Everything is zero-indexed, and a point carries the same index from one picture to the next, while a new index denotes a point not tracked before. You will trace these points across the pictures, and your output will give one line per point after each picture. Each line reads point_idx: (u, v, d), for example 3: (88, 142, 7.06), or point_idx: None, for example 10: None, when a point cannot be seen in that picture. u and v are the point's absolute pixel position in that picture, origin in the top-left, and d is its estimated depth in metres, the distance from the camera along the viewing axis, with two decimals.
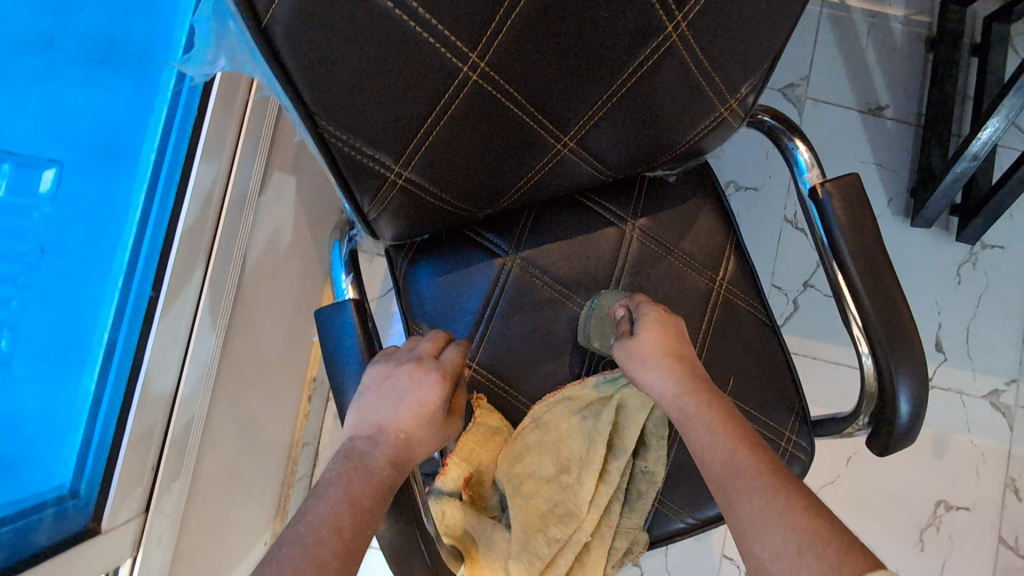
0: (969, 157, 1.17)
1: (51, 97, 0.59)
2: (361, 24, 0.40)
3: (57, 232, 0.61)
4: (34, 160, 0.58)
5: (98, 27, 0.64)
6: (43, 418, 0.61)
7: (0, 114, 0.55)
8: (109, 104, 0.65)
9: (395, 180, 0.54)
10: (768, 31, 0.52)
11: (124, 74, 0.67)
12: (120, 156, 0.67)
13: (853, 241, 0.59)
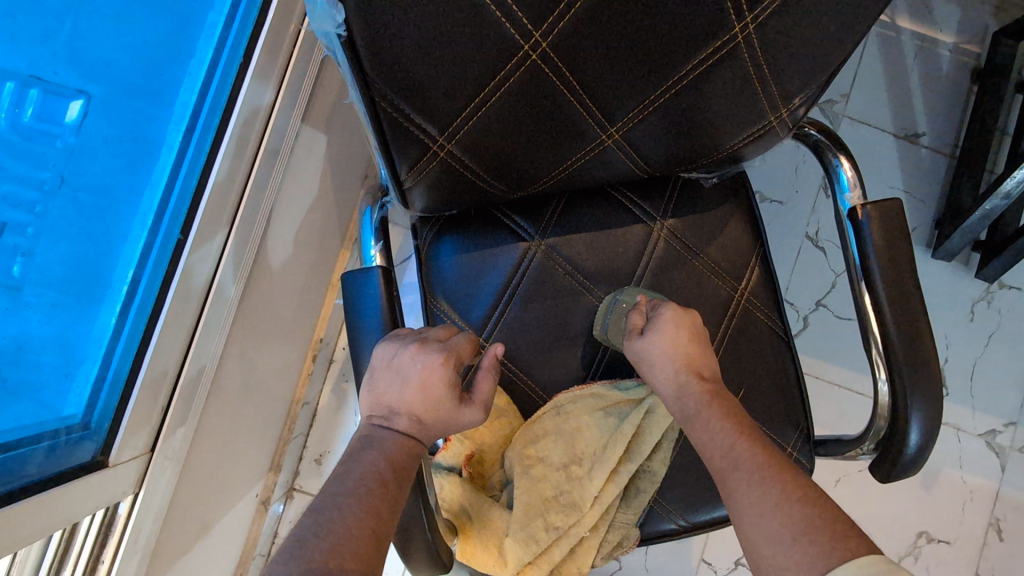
0: (1001, 195, 1.15)
1: (85, 27, 0.58)
2: None
3: (84, 159, 0.60)
4: (63, 89, 0.57)
5: None
6: (59, 348, 0.61)
7: (31, 36, 0.54)
8: (147, 41, 0.64)
9: (437, 152, 0.54)
10: (835, 45, 0.50)
11: (165, 12, 0.66)
12: (158, 95, 0.66)
13: (887, 266, 0.59)
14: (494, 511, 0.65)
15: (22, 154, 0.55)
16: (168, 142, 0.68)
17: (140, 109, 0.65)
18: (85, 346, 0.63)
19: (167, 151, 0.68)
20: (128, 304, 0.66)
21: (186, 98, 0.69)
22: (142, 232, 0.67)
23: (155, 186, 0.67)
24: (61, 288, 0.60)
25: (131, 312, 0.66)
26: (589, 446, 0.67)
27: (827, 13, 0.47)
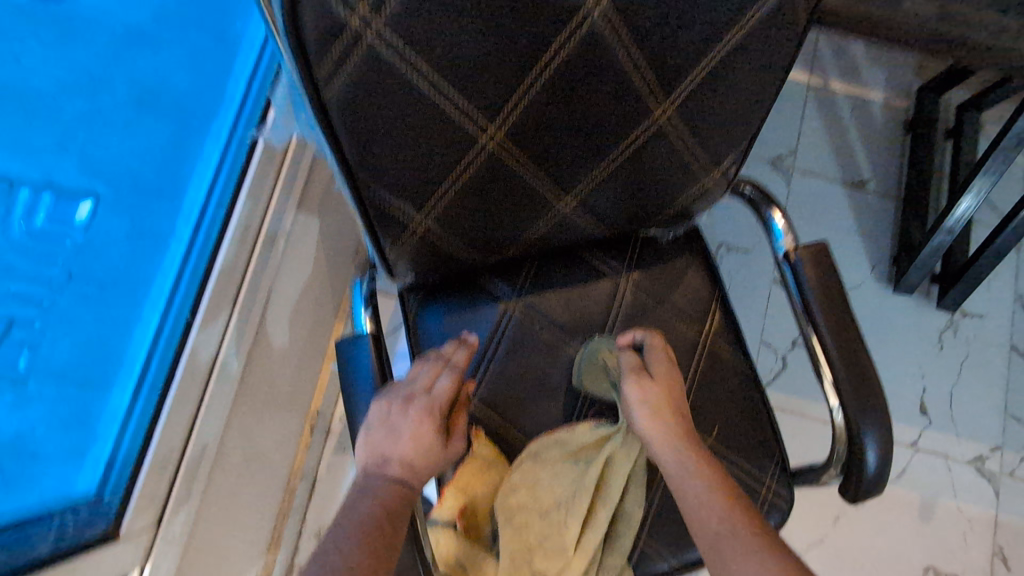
0: (946, 229, 1.27)
1: (93, 138, 0.68)
2: (402, 106, 0.48)
3: (92, 254, 0.68)
4: (72, 193, 0.66)
5: (143, 77, 0.72)
6: (77, 421, 0.67)
7: (46, 152, 0.65)
8: (151, 146, 0.74)
9: (415, 228, 0.62)
10: (745, 120, 0.60)
11: (165, 119, 0.75)
12: (162, 193, 0.75)
13: (823, 300, 0.66)
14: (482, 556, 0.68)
15: (29, 256, 0.63)
16: (179, 232, 0.76)
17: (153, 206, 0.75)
18: (101, 419, 0.69)
19: (179, 239, 0.76)
20: (144, 379, 0.71)
21: (196, 193, 0.78)
22: (158, 313, 0.73)
23: (168, 270, 0.75)
24: (67, 367, 0.65)
25: (145, 387, 0.71)
26: (553, 494, 0.69)
27: (735, 97, 0.56)
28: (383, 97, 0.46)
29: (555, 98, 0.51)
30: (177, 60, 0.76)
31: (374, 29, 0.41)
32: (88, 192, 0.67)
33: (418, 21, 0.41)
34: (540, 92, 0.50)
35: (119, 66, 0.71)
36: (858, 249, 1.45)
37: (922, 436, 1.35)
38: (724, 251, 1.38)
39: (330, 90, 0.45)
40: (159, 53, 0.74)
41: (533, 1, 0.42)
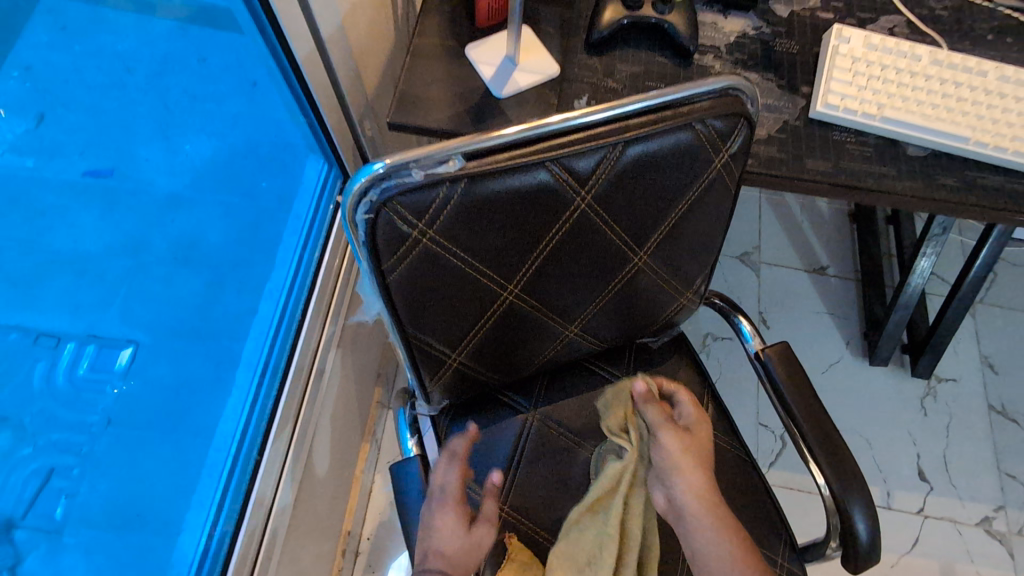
0: (902, 306, 1.44)
1: (135, 294, 0.97)
2: (443, 281, 0.63)
3: (140, 390, 0.97)
4: (116, 341, 0.95)
5: (179, 240, 1.03)
6: (163, 517, 0.93)
7: (99, 320, 0.93)
8: (183, 295, 1.03)
9: (452, 363, 0.75)
10: (704, 251, 0.74)
11: (195, 272, 1.06)
12: (196, 335, 1.05)
13: (795, 391, 0.79)
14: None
15: (83, 405, 0.90)
16: (240, 379, 1.02)
17: (189, 347, 1.04)
18: (185, 519, 0.93)
19: (242, 383, 1.02)
20: (220, 500, 0.92)
21: (254, 348, 1.04)
22: (229, 442, 0.97)
23: (235, 407, 1.00)
24: (133, 478, 0.92)
25: (223, 510, 0.90)
26: (583, 552, 0.71)
27: (694, 238, 0.71)
28: (429, 278, 0.62)
29: (555, 259, 0.66)
30: (212, 229, 1.08)
31: (428, 236, 0.57)
32: (128, 342, 0.96)
33: (456, 225, 0.57)
34: (544, 257, 0.65)
35: (158, 233, 1.00)
36: (831, 328, 1.60)
37: (927, 503, 1.41)
38: (711, 342, 1.52)
39: (390, 279, 0.61)
40: (193, 225, 1.05)
41: (537, 203, 0.58)
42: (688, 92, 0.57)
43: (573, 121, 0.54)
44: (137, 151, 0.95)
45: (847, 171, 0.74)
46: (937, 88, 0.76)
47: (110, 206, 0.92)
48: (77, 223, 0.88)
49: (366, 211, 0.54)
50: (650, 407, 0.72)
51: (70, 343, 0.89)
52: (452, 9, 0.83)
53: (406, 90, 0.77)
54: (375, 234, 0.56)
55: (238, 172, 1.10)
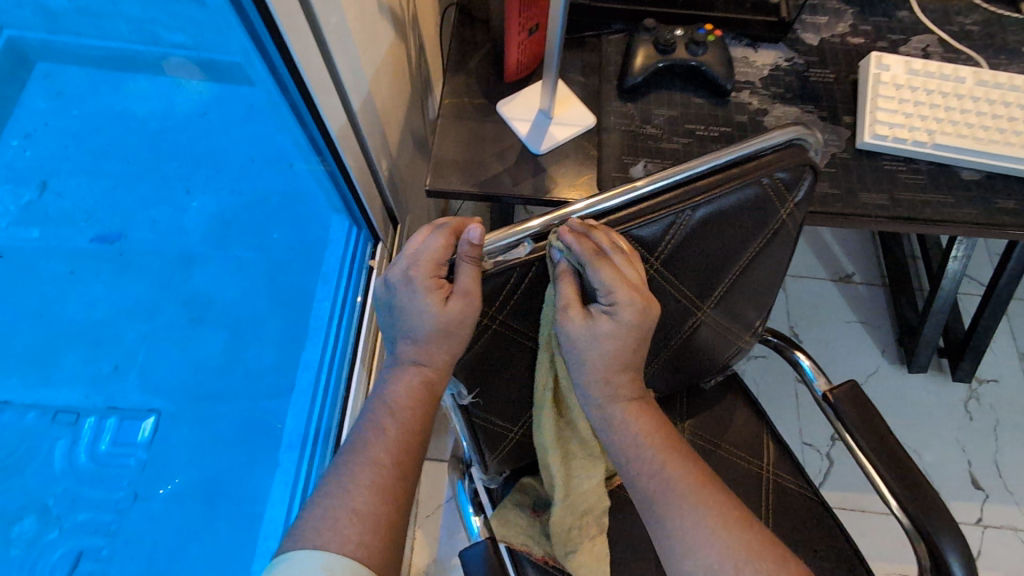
0: (937, 310, 1.41)
1: (152, 359, 0.98)
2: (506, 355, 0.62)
3: (164, 457, 1.00)
4: (136, 412, 0.97)
5: (195, 296, 1.03)
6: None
7: (123, 394, 0.95)
8: (202, 355, 1.05)
9: (514, 435, 0.71)
10: (767, 293, 0.70)
11: (213, 329, 1.06)
12: (218, 399, 1.06)
13: (868, 431, 0.75)
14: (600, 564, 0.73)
15: (107, 484, 0.94)
16: (285, 455, 1.10)
17: (213, 409, 1.06)
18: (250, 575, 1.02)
19: (290, 453, 1.10)
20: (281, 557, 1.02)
21: (297, 422, 1.12)
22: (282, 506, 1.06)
23: (284, 478, 1.09)
24: (174, 543, 0.99)
25: None
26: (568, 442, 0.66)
27: (757, 284, 0.68)
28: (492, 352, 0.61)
29: None
30: (226, 286, 1.07)
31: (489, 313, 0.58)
32: (150, 411, 0.99)
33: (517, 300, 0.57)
34: None
35: (174, 293, 1.00)
36: (864, 337, 1.57)
37: (984, 512, 1.37)
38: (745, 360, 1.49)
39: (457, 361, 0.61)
40: (209, 284, 1.05)
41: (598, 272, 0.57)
42: (751, 149, 0.55)
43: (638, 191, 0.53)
44: (144, 215, 0.95)
45: (904, 202, 0.72)
46: (986, 110, 0.74)
47: (121, 271, 0.93)
48: (89, 295, 0.90)
49: (388, 288, 0.57)
50: (569, 284, 0.54)
51: (89, 419, 0.91)
52: (477, 65, 0.81)
53: (440, 153, 0.75)
54: (394, 305, 0.57)
55: (249, 226, 1.08)
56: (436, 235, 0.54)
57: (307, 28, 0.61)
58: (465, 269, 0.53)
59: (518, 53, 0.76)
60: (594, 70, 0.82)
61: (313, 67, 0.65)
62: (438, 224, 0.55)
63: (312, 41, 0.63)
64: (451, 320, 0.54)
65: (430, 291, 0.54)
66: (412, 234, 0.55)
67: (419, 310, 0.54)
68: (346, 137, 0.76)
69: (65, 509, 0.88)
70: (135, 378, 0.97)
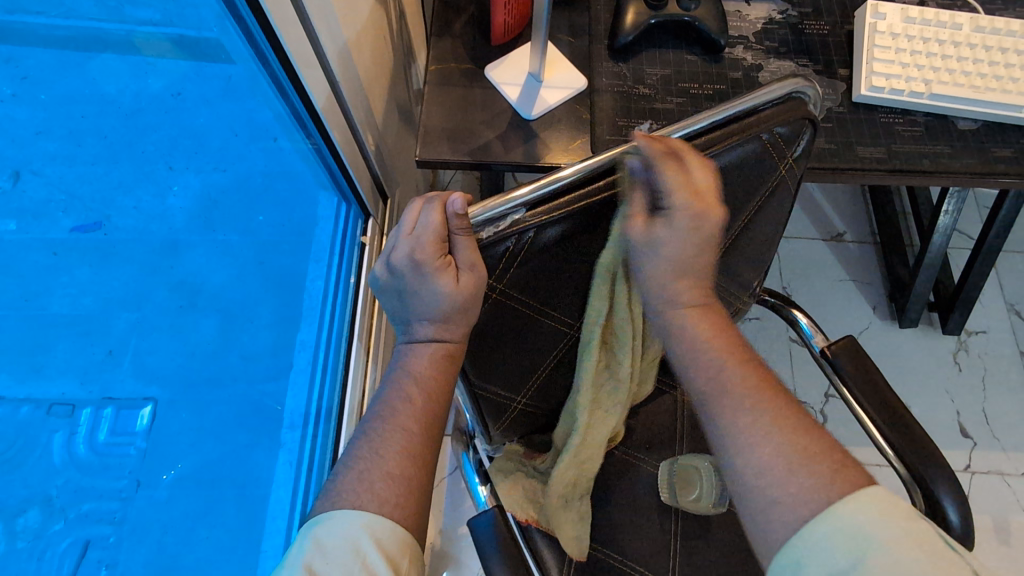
0: (928, 265, 1.42)
1: (145, 345, 0.97)
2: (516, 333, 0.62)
3: (164, 444, 1.00)
4: (132, 401, 0.96)
5: (185, 279, 1.01)
6: (234, 565, 1.02)
7: (120, 385, 0.94)
8: (197, 339, 1.03)
9: (517, 404, 0.71)
10: (762, 255, 0.70)
11: (206, 313, 1.04)
12: (214, 383, 1.06)
13: (865, 385, 0.76)
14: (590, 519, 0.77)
15: (109, 473, 0.93)
16: (287, 435, 1.11)
17: (209, 395, 1.05)
18: (260, 549, 1.05)
19: (291, 432, 1.11)
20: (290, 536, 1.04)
21: (297, 402, 1.12)
22: (289, 480, 1.09)
23: (286, 458, 1.10)
24: (179, 527, 0.99)
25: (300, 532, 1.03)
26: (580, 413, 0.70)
27: (754, 244, 0.67)
28: (498, 335, 0.61)
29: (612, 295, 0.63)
30: (214, 268, 1.05)
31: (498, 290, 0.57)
32: (146, 399, 0.97)
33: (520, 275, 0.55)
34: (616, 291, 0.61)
35: (162, 277, 0.99)
36: (856, 295, 1.58)
37: (973, 459, 1.41)
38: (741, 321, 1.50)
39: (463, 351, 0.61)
40: (196, 267, 1.03)
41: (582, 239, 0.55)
42: (749, 105, 0.54)
43: (638, 154, 0.52)
44: (124, 201, 0.93)
45: (901, 154, 0.71)
46: (983, 57, 0.73)
47: (105, 258, 0.92)
48: (75, 283, 0.88)
49: (394, 276, 0.54)
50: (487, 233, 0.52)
51: (86, 411, 0.90)
52: (462, 28, 0.78)
53: (429, 122, 0.73)
54: (404, 289, 0.55)
55: (234, 208, 1.06)
56: (428, 209, 0.52)
57: None
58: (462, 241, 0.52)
59: (505, 14, 0.73)
60: (584, 30, 0.79)
61: (292, 34, 0.61)
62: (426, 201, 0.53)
63: (289, 7, 0.60)
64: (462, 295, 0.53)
65: (440, 268, 0.52)
66: (403, 215, 0.54)
67: (431, 292, 0.53)
68: (330, 109, 0.73)
69: (70, 500, 0.87)
70: (127, 368, 0.95)
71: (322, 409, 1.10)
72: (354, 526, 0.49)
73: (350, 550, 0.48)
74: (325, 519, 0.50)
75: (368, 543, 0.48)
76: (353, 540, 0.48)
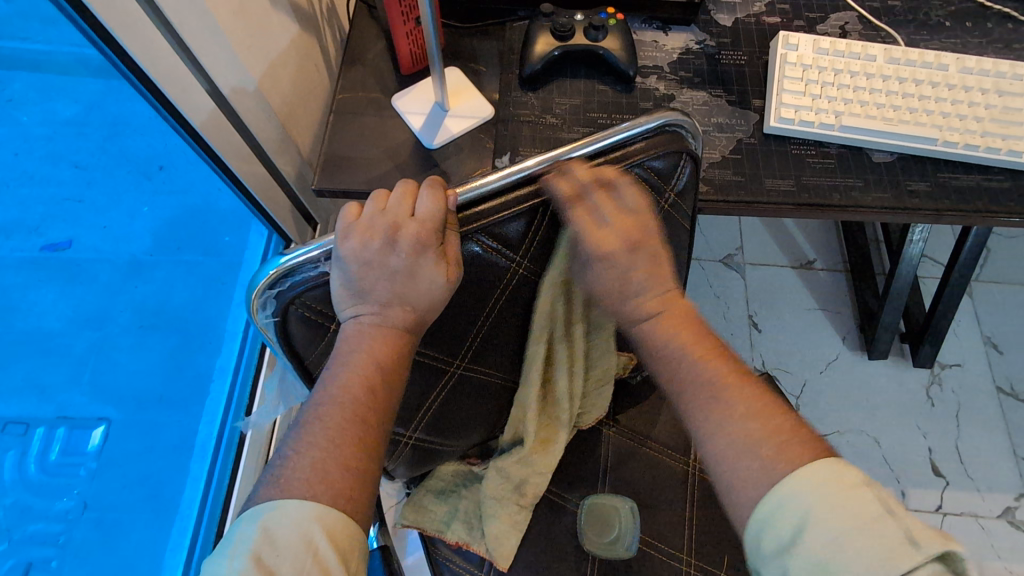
0: (895, 294, 1.36)
1: (100, 367, 1.12)
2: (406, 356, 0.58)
3: (107, 463, 1.08)
4: (86, 421, 1.09)
5: (143, 307, 1.16)
6: None
7: (76, 404, 1.09)
8: (141, 364, 1.14)
9: (406, 441, 0.67)
10: None
11: (159, 337, 1.16)
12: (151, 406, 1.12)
13: None
14: (506, 545, 0.73)
15: (60, 487, 1.05)
16: (196, 466, 1.07)
17: (164, 416, 1.12)
18: None
19: (199, 463, 1.06)
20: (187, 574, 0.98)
21: (209, 429, 1.09)
22: (190, 512, 1.03)
23: (193, 490, 1.04)
24: (99, 552, 1.03)
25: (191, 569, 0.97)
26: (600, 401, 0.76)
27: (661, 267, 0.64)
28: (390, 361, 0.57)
29: (492, 332, 0.59)
30: (161, 297, 1.16)
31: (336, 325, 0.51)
32: (99, 420, 1.09)
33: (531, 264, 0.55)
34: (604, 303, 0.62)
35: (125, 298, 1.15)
36: (825, 325, 1.52)
37: (945, 499, 1.33)
38: None
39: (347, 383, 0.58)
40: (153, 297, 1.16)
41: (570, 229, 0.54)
42: (626, 132, 0.51)
43: (530, 171, 0.49)
44: (96, 221, 1.15)
45: (811, 187, 0.69)
46: (897, 89, 0.71)
47: (70, 278, 1.14)
48: (41, 301, 1.11)
49: (309, 274, 0.47)
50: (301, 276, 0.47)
51: (41, 428, 1.06)
52: (374, 58, 0.78)
53: (328, 151, 0.72)
54: (309, 297, 0.48)
55: (189, 235, 1.17)
56: (397, 205, 0.48)
57: (155, 29, 0.59)
58: (429, 261, 0.48)
59: (409, 44, 0.73)
60: (496, 60, 0.79)
61: (160, 61, 0.60)
62: (394, 190, 0.49)
63: (157, 34, 0.59)
64: (313, 330, 0.50)
65: (387, 301, 0.49)
66: (343, 209, 0.48)
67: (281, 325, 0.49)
68: (230, 139, 0.73)
69: (17, 519, 1.01)
70: (83, 388, 1.10)
71: (222, 441, 1.05)
72: (304, 521, 0.43)
73: (300, 548, 0.42)
74: (266, 512, 0.44)
75: (323, 542, 0.43)
76: (303, 535, 0.43)
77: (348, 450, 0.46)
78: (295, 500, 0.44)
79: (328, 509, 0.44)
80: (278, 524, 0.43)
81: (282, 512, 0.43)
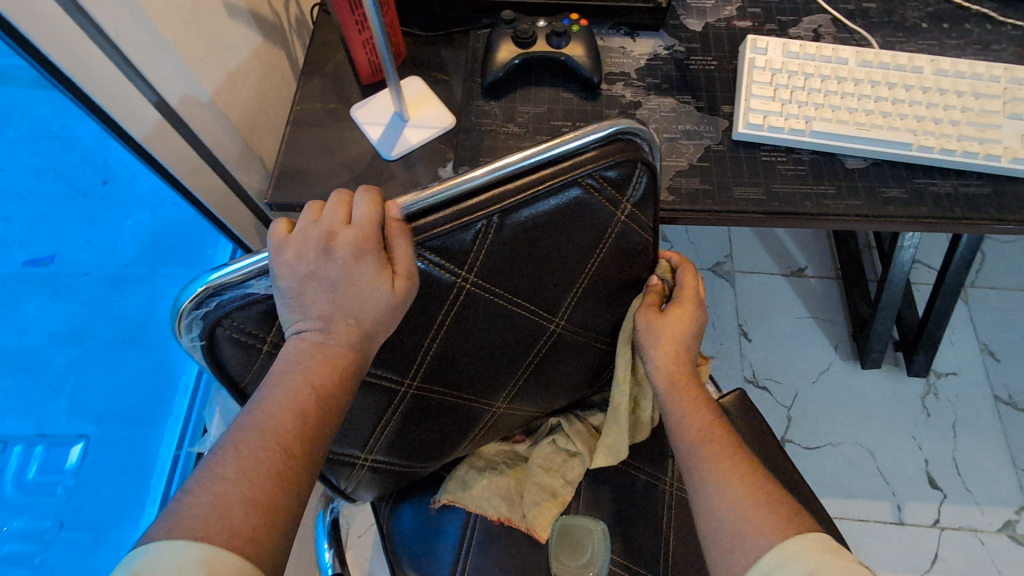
0: (886, 302, 1.32)
1: None
2: (413, 342, 0.55)
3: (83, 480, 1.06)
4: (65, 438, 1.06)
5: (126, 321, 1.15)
6: None
7: None
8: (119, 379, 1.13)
9: (360, 463, 0.64)
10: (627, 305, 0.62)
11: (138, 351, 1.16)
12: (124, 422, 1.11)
13: None
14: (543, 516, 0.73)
15: None
16: (157, 486, 1.05)
17: None
18: None
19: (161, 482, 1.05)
20: None
21: (172, 448, 1.07)
22: None
23: None
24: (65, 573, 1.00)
25: None
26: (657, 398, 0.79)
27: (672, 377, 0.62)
28: (403, 347, 0.55)
29: (446, 349, 0.57)
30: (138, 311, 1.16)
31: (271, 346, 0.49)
32: (78, 437, 1.07)
33: (489, 275, 0.52)
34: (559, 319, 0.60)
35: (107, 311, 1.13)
36: (816, 333, 1.49)
37: (942, 513, 1.29)
38: None
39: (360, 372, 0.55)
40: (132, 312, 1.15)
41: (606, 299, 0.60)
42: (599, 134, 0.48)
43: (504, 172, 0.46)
44: None
45: (781, 196, 0.66)
46: (870, 92, 0.69)
47: None
48: None
49: (236, 293, 0.45)
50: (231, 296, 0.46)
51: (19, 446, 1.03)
52: (335, 68, 0.77)
53: (284, 163, 0.70)
54: (238, 317, 0.46)
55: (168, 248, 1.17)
56: (331, 215, 0.46)
57: (89, 41, 0.57)
58: (365, 281, 0.45)
59: (366, 53, 0.72)
60: (460, 68, 0.77)
61: (100, 75, 0.59)
62: (326, 202, 0.47)
63: (93, 49, 0.58)
64: (246, 350, 0.48)
65: (323, 321, 0.46)
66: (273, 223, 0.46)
67: (209, 346, 0.48)
68: (182, 153, 0.71)
69: None
70: None
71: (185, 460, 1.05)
72: (184, 563, 0.38)
73: None
74: (144, 555, 0.39)
75: None
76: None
77: (274, 478, 0.43)
78: (179, 542, 0.39)
79: (216, 550, 0.39)
80: (157, 570, 0.38)
81: (162, 553, 0.39)
